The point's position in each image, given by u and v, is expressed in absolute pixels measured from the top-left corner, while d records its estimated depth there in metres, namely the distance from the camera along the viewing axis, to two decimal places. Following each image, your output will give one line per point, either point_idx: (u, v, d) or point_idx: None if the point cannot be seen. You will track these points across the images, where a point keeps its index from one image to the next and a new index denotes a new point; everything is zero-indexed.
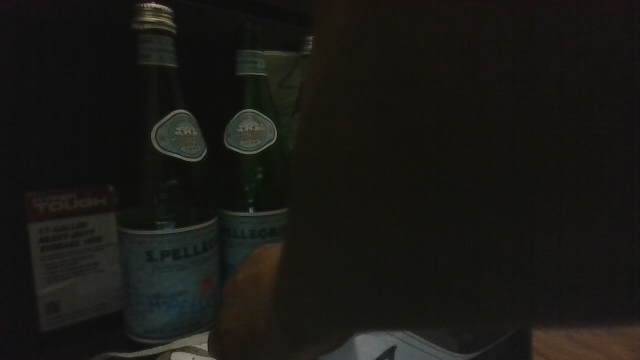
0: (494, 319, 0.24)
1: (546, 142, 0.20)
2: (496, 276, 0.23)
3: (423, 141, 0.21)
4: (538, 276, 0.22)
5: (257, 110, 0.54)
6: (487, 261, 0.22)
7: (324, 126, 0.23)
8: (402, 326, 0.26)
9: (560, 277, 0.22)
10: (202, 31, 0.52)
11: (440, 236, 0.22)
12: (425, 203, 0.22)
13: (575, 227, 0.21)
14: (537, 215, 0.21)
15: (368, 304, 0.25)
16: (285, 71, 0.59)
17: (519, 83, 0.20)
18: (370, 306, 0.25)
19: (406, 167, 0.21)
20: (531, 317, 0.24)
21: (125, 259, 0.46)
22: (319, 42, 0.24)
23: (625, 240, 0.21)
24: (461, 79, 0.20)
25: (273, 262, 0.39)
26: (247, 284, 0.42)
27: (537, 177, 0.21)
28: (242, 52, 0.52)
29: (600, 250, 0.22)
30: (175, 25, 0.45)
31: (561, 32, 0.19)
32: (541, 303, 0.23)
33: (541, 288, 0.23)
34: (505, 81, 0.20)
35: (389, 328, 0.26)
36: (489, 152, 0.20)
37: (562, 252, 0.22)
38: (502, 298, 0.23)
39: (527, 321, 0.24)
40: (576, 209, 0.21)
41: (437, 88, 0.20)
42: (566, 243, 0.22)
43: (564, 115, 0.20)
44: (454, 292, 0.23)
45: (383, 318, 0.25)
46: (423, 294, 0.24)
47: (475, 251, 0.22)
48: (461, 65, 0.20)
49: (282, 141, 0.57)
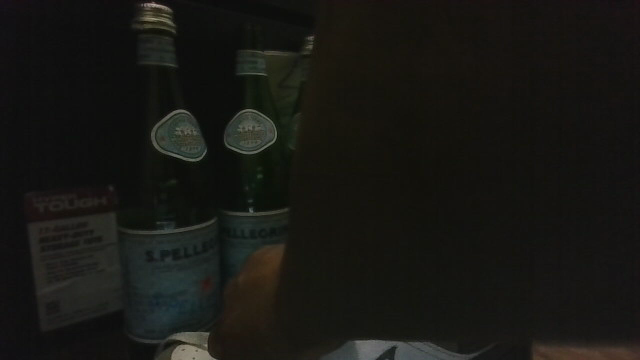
0: (496, 319, 0.24)
1: (547, 143, 0.20)
2: (499, 275, 0.23)
3: (424, 141, 0.21)
4: (538, 275, 0.23)
5: (258, 110, 0.54)
6: (488, 260, 0.23)
7: (322, 122, 0.22)
8: (405, 329, 0.26)
9: (559, 274, 0.23)
10: (202, 31, 0.52)
11: (440, 236, 0.22)
12: (425, 202, 0.22)
13: (574, 225, 0.22)
14: (539, 213, 0.21)
15: (372, 306, 0.25)
16: (284, 72, 0.59)
17: (520, 84, 0.20)
18: (374, 307, 0.25)
19: (409, 168, 0.22)
20: (534, 316, 0.24)
21: (125, 260, 0.46)
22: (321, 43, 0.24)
23: (620, 235, 0.22)
24: (462, 79, 0.20)
25: (274, 264, 0.39)
26: (246, 287, 0.42)
27: (537, 178, 0.21)
28: (242, 51, 0.51)
29: (598, 246, 0.22)
30: (174, 25, 0.45)
31: (561, 36, 0.19)
32: (541, 299, 0.23)
33: (543, 285, 0.23)
34: (507, 83, 0.20)
35: (395, 331, 0.26)
36: (488, 152, 0.21)
37: (560, 248, 0.22)
38: (504, 297, 0.24)
39: (532, 321, 0.25)
40: (573, 208, 0.21)
41: (436, 88, 0.20)
42: (563, 240, 0.22)
43: (563, 116, 0.20)
44: (455, 291, 0.24)
45: (388, 319, 0.26)
46: (424, 292, 0.24)
47: (477, 250, 0.23)
48: (462, 65, 0.20)
49: (282, 141, 0.57)
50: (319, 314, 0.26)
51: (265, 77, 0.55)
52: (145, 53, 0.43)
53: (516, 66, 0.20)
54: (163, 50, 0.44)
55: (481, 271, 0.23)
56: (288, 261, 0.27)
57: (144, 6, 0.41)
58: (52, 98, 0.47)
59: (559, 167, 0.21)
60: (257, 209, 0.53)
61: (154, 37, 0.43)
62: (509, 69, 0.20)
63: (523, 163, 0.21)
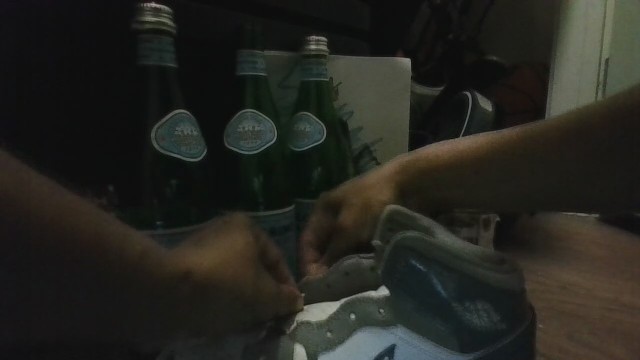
0: (242, 321, 0.39)
1: (99, 286, 0.29)
2: (227, 319, 0.36)
3: (137, 298, 0.30)
4: (208, 314, 0.34)
5: (172, 117, 0.48)
6: (178, 301, 0.32)
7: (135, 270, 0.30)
8: (247, 318, 0.39)
9: (214, 318, 0.35)
10: (164, 83, 0.49)
11: (171, 301, 0.32)
12: (200, 311, 0.34)
13: (218, 312, 0.35)
14: (175, 306, 0.32)
15: (217, 324, 0.37)
16: (355, 73, 0.72)
17: (33, 257, 0.27)
18: (205, 323, 0.35)
19: (158, 300, 0.31)
20: (266, 306, 0.40)
21: (18, 342, 0.39)
22: (93, 280, 0.29)
23: (158, 301, 0.31)
24: (127, 290, 0.30)
25: (356, 204, 0.53)
26: (351, 214, 0.53)
27: (121, 286, 0.30)
28: (160, 121, 0.47)
29: (176, 305, 0.32)
30: (173, 31, 0.48)
31: (102, 283, 0.29)
32: (230, 328, 0.39)
33: (243, 322, 0.39)
34: (87, 271, 0.29)
35: (234, 308, 0.36)
36: (147, 293, 0.31)
37: (199, 312, 0.33)
38: (201, 323, 0.35)
39: (248, 312, 0.38)
40: (137, 298, 0.30)
41: (133, 290, 0.30)
42: (153, 306, 0.31)
43: (92, 283, 0.29)
44: (201, 321, 0.34)
45: (222, 327, 0.38)
46: (204, 326, 0.35)
47: (185, 326, 0.34)
48: (111, 288, 0.29)
49: (267, 154, 0.58)
50: (204, 324, 0.35)
51: (179, 114, 0.48)
52: (158, 136, 0.47)
53: (114, 273, 0.29)
54: (168, 122, 0.47)
55: (201, 317, 0.34)
56: (202, 309, 0.34)
57: (145, 6, 0.45)
58: (62, 91, 0.48)
59: (461, 156, 0.51)
60: (267, 209, 0.57)
61: (155, 36, 0.46)
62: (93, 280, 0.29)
63: (451, 161, 0.51)
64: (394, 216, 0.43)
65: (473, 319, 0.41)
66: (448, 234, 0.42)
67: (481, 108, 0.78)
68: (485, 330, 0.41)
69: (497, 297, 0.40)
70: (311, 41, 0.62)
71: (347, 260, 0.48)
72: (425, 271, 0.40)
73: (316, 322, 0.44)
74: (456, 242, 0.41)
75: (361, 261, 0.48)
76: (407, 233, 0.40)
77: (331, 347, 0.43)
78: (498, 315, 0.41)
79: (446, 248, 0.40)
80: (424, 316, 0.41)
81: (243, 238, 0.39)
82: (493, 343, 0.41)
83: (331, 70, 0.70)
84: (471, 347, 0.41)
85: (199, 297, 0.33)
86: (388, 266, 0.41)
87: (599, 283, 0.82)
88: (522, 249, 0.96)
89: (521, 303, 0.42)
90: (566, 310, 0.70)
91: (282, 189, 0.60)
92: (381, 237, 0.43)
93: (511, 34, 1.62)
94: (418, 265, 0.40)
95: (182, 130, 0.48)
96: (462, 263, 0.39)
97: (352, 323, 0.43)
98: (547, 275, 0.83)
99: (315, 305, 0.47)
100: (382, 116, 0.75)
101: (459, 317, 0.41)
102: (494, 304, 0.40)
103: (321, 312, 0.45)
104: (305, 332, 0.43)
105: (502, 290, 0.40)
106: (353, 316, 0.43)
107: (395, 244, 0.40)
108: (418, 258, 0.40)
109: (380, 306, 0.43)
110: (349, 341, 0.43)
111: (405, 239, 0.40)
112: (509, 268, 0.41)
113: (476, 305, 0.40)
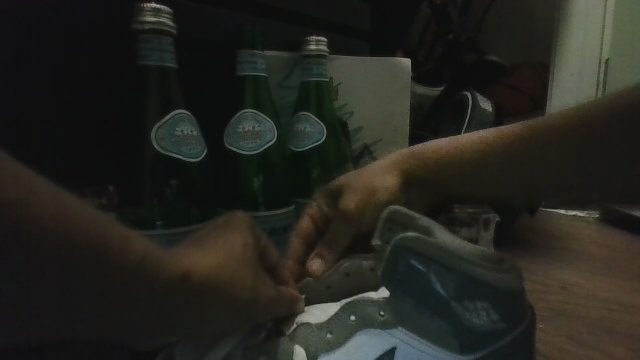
0: (241, 323, 0.39)
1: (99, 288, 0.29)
2: (227, 321, 0.37)
3: (137, 299, 0.30)
4: (208, 316, 0.34)
5: (172, 117, 0.48)
6: (176, 303, 0.32)
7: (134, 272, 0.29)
8: (245, 321, 0.39)
9: (214, 319, 0.35)
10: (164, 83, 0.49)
11: (170, 302, 0.31)
12: (200, 313, 0.33)
13: (219, 313, 0.35)
14: (174, 307, 0.32)
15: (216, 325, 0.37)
16: (355, 73, 0.72)
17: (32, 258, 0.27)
18: (203, 326, 0.35)
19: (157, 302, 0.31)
20: (266, 308, 0.40)
21: (19, 341, 0.40)
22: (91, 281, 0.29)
23: (159, 302, 0.31)
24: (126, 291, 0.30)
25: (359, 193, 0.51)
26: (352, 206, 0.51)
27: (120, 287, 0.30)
28: (160, 122, 0.47)
29: (176, 306, 0.32)
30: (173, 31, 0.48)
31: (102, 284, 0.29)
32: (230, 330, 0.39)
33: (241, 325, 0.39)
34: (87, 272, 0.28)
35: (233, 309, 0.36)
36: (146, 294, 0.30)
37: (198, 313, 0.33)
38: (201, 324, 0.35)
39: (246, 315, 0.38)
40: (136, 299, 0.30)
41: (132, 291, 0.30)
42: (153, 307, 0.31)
43: (91, 284, 0.29)
44: (199, 323, 0.34)
45: (222, 328, 0.38)
46: (203, 327, 0.35)
47: (186, 328, 0.34)
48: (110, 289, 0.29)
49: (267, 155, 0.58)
50: (203, 326, 0.35)
51: (179, 114, 0.48)
52: (158, 136, 0.47)
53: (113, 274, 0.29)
54: (169, 122, 0.47)
55: (200, 319, 0.34)
56: (202, 311, 0.34)
57: (145, 6, 0.45)
58: (62, 91, 0.48)
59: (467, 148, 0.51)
60: (267, 209, 0.57)
61: (155, 36, 0.46)
62: (93, 281, 0.29)
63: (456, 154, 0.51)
64: (393, 216, 0.43)
65: (473, 318, 0.41)
66: (448, 234, 0.42)
67: (481, 109, 0.78)
68: (485, 330, 0.41)
69: (497, 296, 0.40)
70: (311, 41, 0.62)
71: (347, 261, 0.48)
72: (425, 271, 0.40)
73: (317, 324, 0.44)
74: (456, 242, 0.41)
75: (361, 262, 0.48)
76: (407, 233, 0.39)
77: (331, 349, 0.43)
78: (498, 315, 0.41)
79: (446, 247, 0.39)
80: (423, 316, 0.41)
81: (241, 238, 0.40)
82: (493, 342, 0.41)
83: (331, 70, 0.70)
84: (471, 347, 0.41)
85: (199, 298, 0.32)
86: (388, 266, 0.40)
87: (598, 283, 0.82)
88: (521, 249, 0.96)
89: (521, 303, 0.42)
90: (566, 310, 0.70)
91: (281, 190, 0.60)
92: (380, 236, 0.43)
93: (511, 34, 1.62)
94: (418, 265, 0.40)
95: (182, 130, 0.48)
96: (462, 261, 0.39)
97: (352, 324, 0.43)
98: (547, 275, 0.83)
99: (314, 306, 0.47)
100: (381, 116, 0.75)
101: (458, 317, 0.41)
102: (494, 304, 0.40)
103: (321, 314, 0.45)
104: (305, 333, 0.43)
105: (502, 289, 0.40)
106: (353, 318, 0.43)
107: (395, 244, 0.40)
108: (418, 258, 0.40)
109: (380, 308, 0.43)
110: (350, 342, 0.43)
111: (405, 239, 0.39)
112: (508, 268, 0.41)
113: (475, 304, 0.40)
